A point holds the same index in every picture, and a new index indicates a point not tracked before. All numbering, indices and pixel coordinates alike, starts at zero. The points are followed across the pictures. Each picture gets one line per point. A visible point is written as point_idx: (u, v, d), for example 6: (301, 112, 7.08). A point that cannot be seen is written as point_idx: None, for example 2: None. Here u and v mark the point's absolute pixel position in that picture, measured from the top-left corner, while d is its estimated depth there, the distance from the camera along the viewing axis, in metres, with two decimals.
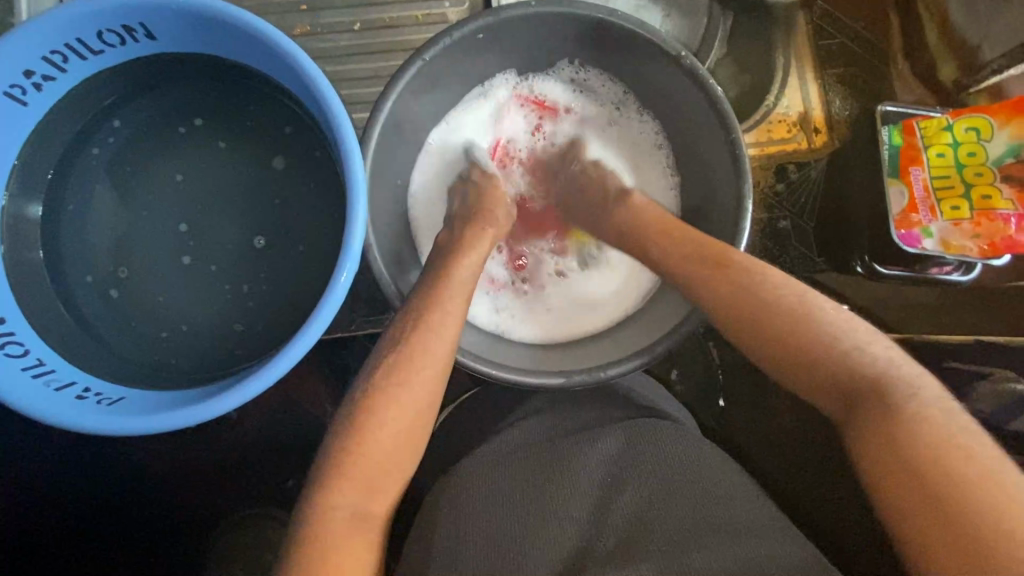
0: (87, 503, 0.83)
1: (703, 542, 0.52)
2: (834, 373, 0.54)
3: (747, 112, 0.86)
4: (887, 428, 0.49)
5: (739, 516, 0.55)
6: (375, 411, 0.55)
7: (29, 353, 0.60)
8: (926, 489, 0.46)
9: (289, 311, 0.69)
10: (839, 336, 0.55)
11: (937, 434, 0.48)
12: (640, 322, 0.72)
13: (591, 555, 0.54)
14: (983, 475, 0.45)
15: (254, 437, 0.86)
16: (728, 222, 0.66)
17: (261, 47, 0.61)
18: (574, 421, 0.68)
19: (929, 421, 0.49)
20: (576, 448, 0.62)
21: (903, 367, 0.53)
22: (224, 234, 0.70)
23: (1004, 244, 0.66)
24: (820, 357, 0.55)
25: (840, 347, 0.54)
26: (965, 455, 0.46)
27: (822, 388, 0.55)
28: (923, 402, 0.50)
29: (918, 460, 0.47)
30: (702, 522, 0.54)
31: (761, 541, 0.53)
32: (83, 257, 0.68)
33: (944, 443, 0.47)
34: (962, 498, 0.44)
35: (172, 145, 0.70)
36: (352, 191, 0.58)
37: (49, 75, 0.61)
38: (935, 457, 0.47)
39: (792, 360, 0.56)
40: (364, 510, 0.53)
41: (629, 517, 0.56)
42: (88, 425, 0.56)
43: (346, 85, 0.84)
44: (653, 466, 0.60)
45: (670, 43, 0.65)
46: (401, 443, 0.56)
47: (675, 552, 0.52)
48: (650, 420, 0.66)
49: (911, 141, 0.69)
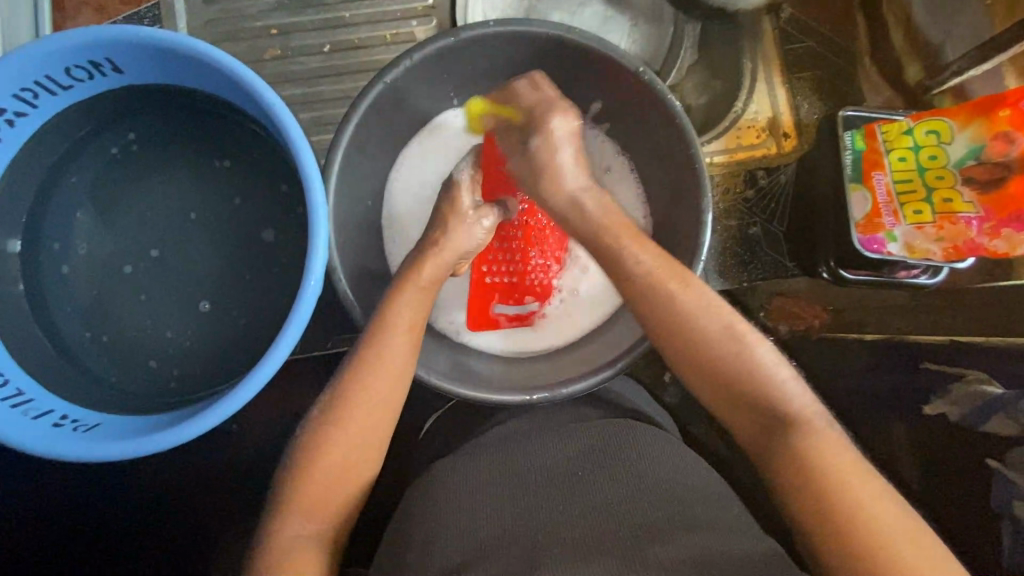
0: (78, 523, 0.85)
1: (675, 540, 0.47)
2: (745, 394, 0.54)
3: (715, 119, 0.87)
4: (795, 453, 0.50)
5: (710, 518, 0.50)
6: (334, 422, 0.56)
7: (7, 383, 0.62)
8: (827, 511, 0.46)
9: (263, 333, 0.70)
10: (747, 361, 0.54)
11: (835, 460, 0.49)
12: (607, 337, 0.72)
13: (549, 557, 0.46)
14: (871, 498, 0.46)
15: (239, 455, 0.87)
16: (690, 232, 0.66)
17: (222, 77, 0.62)
18: (544, 421, 0.65)
19: (829, 448, 0.49)
20: (522, 453, 0.58)
21: (803, 393, 0.54)
22: (197, 258, 0.72)
23: (966, 248, 0.65)
24: (731, 378, 0.54)
25: (742, 373, 0.54)
26: (853, 486, 0.47)
27: (734, 406, 0.54)
28: (821, 431, 0.51)
29: (820, 486, 0.48)
30: (674, 520, 0.49)
31: (729, 542, 0.47)
32: (63, 286, 0.70)
33: (841, 470, 0.48)
34: (854, 524, 0.45)
35: (144, 174, 0.71)
36: (312, 216, 0.59)
37: (21, 111, 0.62)
38: (833, 483, 0.47)
39: (708, 380, 0.55)
40: (323, 525, 0.54)
41: (591, 518, 0.50)
42: (61, 453, 0.57)
43: (317, 105, 0.85)
44: (622, 466, 0.55)
45: (628, 59, 0.65)
46: (360, 456, 0.57)
47: (644, 552, 0.45)
48: (627, 420, 0.62)
49: (874, 146, 0.70)
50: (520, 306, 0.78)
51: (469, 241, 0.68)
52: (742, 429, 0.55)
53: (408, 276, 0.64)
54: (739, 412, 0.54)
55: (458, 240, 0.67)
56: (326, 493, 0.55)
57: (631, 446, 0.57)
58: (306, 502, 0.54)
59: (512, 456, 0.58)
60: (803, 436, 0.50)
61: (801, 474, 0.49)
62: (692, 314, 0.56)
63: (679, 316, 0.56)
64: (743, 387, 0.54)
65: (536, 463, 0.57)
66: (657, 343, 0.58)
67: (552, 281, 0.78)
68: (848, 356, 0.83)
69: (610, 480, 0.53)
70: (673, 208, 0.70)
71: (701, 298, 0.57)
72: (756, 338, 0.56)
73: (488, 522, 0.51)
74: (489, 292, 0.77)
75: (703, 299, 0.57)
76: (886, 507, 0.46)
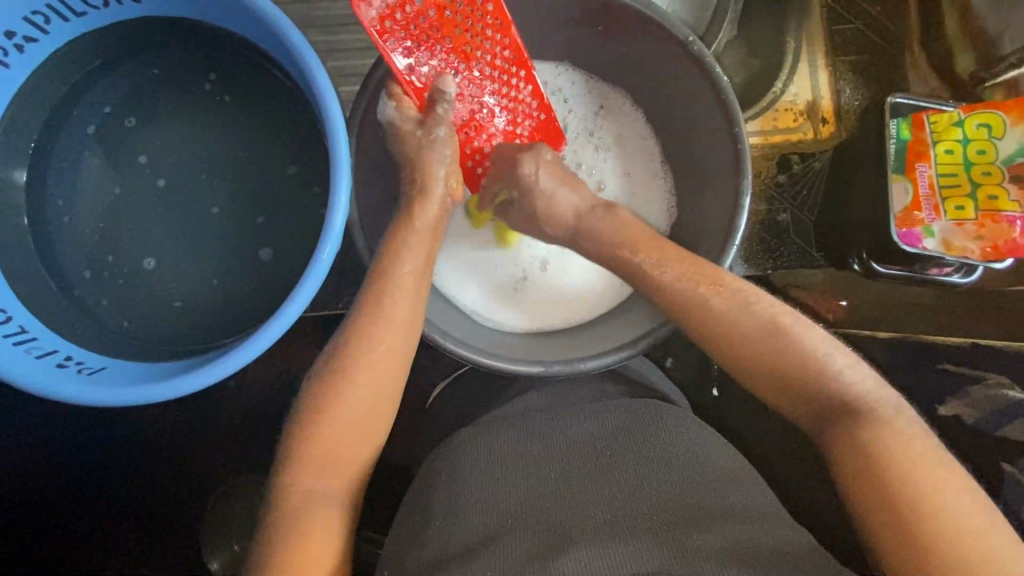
0: (77, 465, 0.84)
1: (707, 526, 0.45)
2: (802, 382, 0.53)
3: (753, 99, 0.84)
4: (853, 440, 0.48)
5: (742, 506, 0.49)
6: (348, 379, 0.55)
7: (11, 320, 0.60)
8: (885, 493, 0.45)
9: (276, 287, 0.68)
10: (805, 345, 0.54)
11: (900, 444, 0.47)
12: (625, 317, 0.70)
13: (576, 535, 0.45)
14: (943, 480, 0.44)
15: (239, 409, 0.86)
16: (724, 214, 0.64)
17: (246, 14, 0.59)
18: (566, 399, 0.65)
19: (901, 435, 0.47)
20: (552, 425, 0.58)
21: (865, 381, 0.52)
22: (210, 204, 0.69)
23: (1007, 248, 0.64)
24: (789, 365, 0.53)
25: (802, 355, 0.53)
26: (920, 472, 0.45)
27: (795, 396, 0.53)
28: (892, 419, 0.49)
29: (884, 467, 0.46)
30: (703, 507, 0.48)
31: (758, 530, 0.46)
32: (67, 223, 0.67)
33: (910, 455, 0.46)
34: (918, 504, 0.43)
35: (155, 113, 0.68)
36: (335, 167, 0.57)
37: (32, 36, 0.60)
38: (897, 465, 0.45)
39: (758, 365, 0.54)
40: (336, 486, 0.53)
41: (615, 497, 0.49)
42: (66, 396, 0.56)
43: (338, 55, 0.81)
44: (651, 447, 0.54)
45: (676, 26, 0.62)
46: (374, 415, 0.56)
47: (675, 538, 0.44)
48: (654, 400, 0.61)
49: (921, 136, 0.68)
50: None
51: (441, 159, 0.64)
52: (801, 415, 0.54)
53: (434, 234, 0.63)
54: (793, 400, 0.54)
55: (434, 164, 0.63)
56: (338, 450, 0.54)
57: (657, 427, 0.56)
58: (321, 458, 0.53)
59: (540, 426, 0.58)
60: (868, 423, 0.49)
61: (860, 460, 0.47)
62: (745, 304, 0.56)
63: (729, 302, 0.56)
64: (802, 374, 0.53)
65: (562, 437, 0.56)
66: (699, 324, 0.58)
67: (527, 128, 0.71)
68: (867, 352, 0.78)
69: (635, 461, 0.52)
70: (708, 188, 0.68)
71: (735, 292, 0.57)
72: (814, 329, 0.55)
73: (510, 498, 0.50)
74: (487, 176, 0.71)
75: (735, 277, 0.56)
76: (963, 500, 0.43)
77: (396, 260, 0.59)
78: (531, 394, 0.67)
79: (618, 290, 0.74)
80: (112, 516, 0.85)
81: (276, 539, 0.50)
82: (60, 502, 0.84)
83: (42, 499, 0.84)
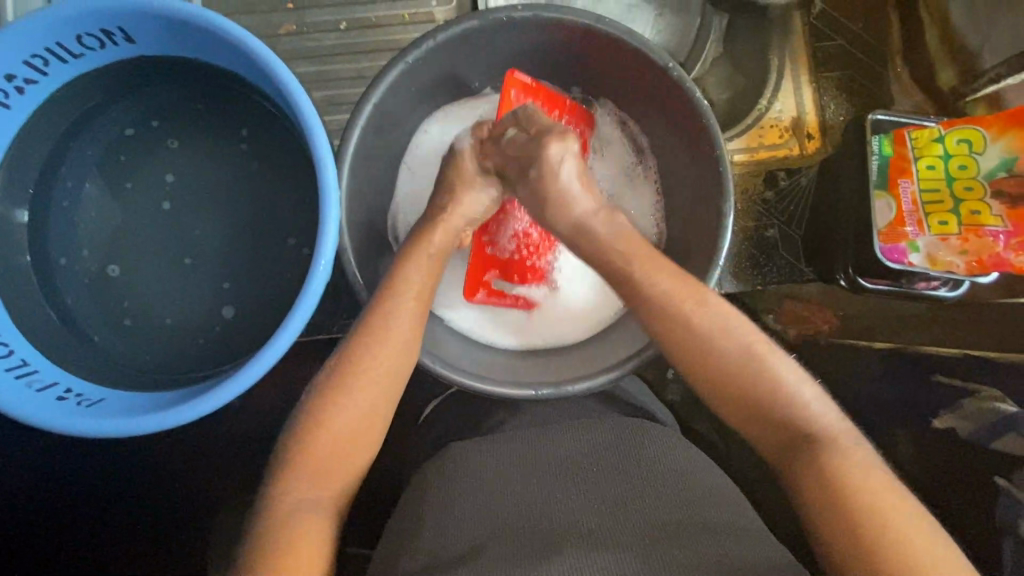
0: (83, 491, 0.86)
1: (689, 544, 0.46)
2: (768, 403, 0.53)
3: (737, 117, 0.85)
4: (822, 472, 0.49)
5: (727, 523, 0.49)
6: (332, 396, 0.56)
7: (13, 354, 0.61)
8: (847, 520, 0.46)
9: (270, 314, 0.70)
10: (775, 367, 0.54)
11: (855, 470, 0.48)
12: (614, 336, 0.70)
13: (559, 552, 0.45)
14: (901, 507, 0.46)
15: (239, 432, 0.87)
16: (708, 233, 0.64)
17: (236, 52, 0.61)
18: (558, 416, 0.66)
19: (855, 463, 0.49)
20: (543, 444, 0.58)
21: (824, 408, 0.53)
22: (206, 235, 0.71)
23: (991, 262, 0.65)
24: (751, 397, 0.54)
25: (772, 377, 0.54)
26: (874, 500, 0.46)
27: (762, 419, 0.54)
28: (846, 445, 0.50)
29: (844, 493, 0.47)
30: (689, 525, 0.48)
31: (744, 546, 0.46)
32: (68, 258, 0.69)
33: (866, 482, 0.47)
34: (877, 530, 0.45)
35: (153, 147, 0.70)
36: (323, 198, 0.58)
37: (31, 79, 0.61)
38: (855, 493, 0.47)
39: (723, 392, 0.55)
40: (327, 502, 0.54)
41: (601, 515, 0.49)
42: (67, 427, 0.57)
43: (330, 85, 0.83)
44: (640, 467, 0.54)
45: (657, 52, 0.63)
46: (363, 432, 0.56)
47: (657, 554, 0.45)
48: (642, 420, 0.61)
49: (902, 151, 0.69)
50: (516, 284, 0.75)
51: (474, 208, 0.67)
52: (763, 437, 0.54)
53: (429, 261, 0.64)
54: (762, 429, 0.54)
55: (466, 205, 0.67)
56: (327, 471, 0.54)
57: (645, 446, 0.57)
58: (311, 471, 0.54)
59: (530, 446, 0.58)
60: (832, 454, 0.50)
61: (824, 481, 0.48)
62: (706, 335, 0.55)
63: (699, 316, 0.56)
64: (770, 393, 0.54)
65: (553, 457, 0.57)
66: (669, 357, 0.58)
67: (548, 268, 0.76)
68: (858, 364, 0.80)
69: (622, 480, 0.53)
70: (692, 207, 0.69)
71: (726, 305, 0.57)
72: (777, 355, 0.55)
73: (499, 510, 0.51)
74: (489, 262, 0.75)
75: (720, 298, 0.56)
76: (916, 525, 0.45)
77: (395, 287, 0.61)
78: (520, 415, 0.67)
79: (597, 323, 0.74)
80: (117, 541, 0.86)
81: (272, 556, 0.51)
82: (64, 529, 0.85)
83: (47, 528, 0.85)
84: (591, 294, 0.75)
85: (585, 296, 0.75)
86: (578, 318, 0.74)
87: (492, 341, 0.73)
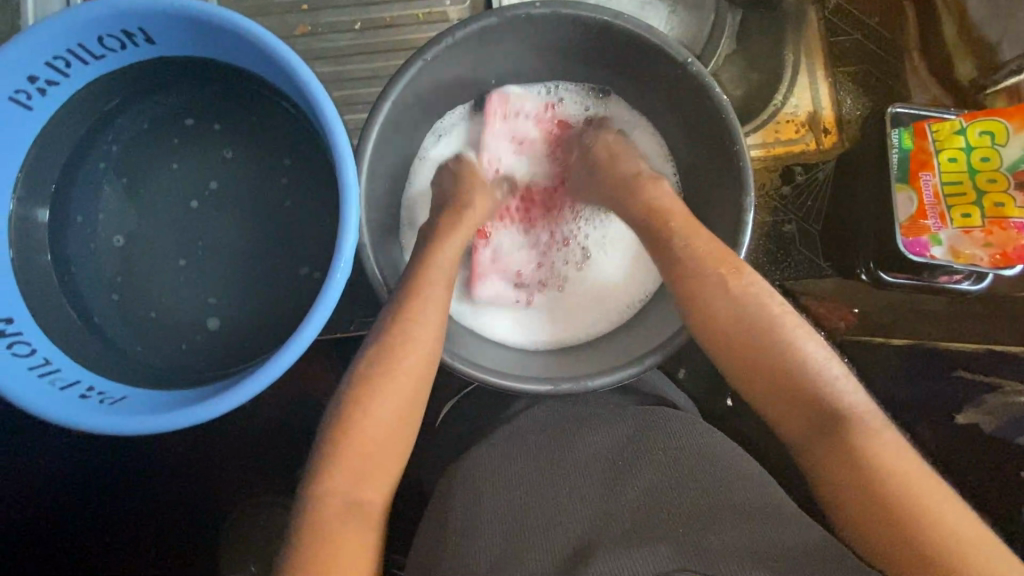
0: (100, 492, 0.86)
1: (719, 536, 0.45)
2: (796, 394, 0.52)
3: (752, 113, 0.84)
4: (855, 458, 0.49)
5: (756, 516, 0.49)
6: (360, 394, 0.56)
7: (35, 353, 0.61)
8: (887, 514, 0.46)
9: (290, 310, 0.70)
10: (802, 359, 0.53)
11: (891, 461, 0.48)
12: (636, 331, 0.70)
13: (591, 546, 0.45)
14: (938, 496, 0.46)
15: (255, 432, 0.87)
16: (728, 227, 0.64)
17: (255, 51, 0.61)
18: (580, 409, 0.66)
19: (890, 453, 0.49)
20: (567, 439, 0.58)
21: (855, 396, 0.52)
22: (225, 233, 0.71)
23: (1015, 254, 0.64)
24: (789, 370, 0.53)
25: (800, 368, 0.53)
26: (914, 491, 0.46)
27: (790, 411, 0.53)
28: (880, 433, 0.50)
29: (883, 485, 0.47)
30: (717, 517, 0.47)
31: (772, 537, 0.46)
32: (89, 257, 0.69)
33: (903, 472, 0.47)
34: (918, 520, 0.45)
35: (177, 145, 0.71)
36: (344, 195, 0.58)
37: (54, 80, 0.61)
38: (894, 485, 0.47)
39: (757, 368, 0.54)
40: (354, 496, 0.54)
41: (627, 508, 0.49)
42: (89, 425, 0.57)
43: (345, 84, 0.83)
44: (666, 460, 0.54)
45: (675, 48, 0.63)
46: (400, 428, 0.56)
47: (689, 547, 0.44)
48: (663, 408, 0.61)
49: (922, 144, 0.68)
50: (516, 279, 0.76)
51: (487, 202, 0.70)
52: (790, 427, 0.53)
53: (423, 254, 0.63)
54: (791, 407, 0.53)
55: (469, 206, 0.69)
56: (355, 470, 0.54)
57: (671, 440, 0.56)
58: (336, 466, 0.54)
59: (553, 441, 0.58)
60: (865, 439, 0.49)
61: (859, 473, 0.48)
62: (732, 308, 0.56)
63: (729, 311, 0.56)
64: (796, 385, 0.53)
65: (578, 450, 0.56)
66: (705, 331, 0.57)
67: (540, 260, 0.77)
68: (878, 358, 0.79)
69: (647, 473, 0.53)
70: (711, 202, 0.68)
71: (746, 298, 0.56)
72: (811, 338, 0.55)
73: (526, 502, 0.51)
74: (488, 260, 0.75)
75: (740, 290, 0.56)
76: (954, 512, 0.45)
77: (422, 287, 0.61)
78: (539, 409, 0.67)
79: (608, 321, 0.74)
80: (134, 541, 0.86)
81: (300, 550, 0.51)
82: (80, 531, 0.85)
83: (63, 529, 0.85)
84: (603, 289, 0.76)
85: (593, 287, 0.76)
86: (589, 311, 0.75)
87: (506, 333, 0.74)
